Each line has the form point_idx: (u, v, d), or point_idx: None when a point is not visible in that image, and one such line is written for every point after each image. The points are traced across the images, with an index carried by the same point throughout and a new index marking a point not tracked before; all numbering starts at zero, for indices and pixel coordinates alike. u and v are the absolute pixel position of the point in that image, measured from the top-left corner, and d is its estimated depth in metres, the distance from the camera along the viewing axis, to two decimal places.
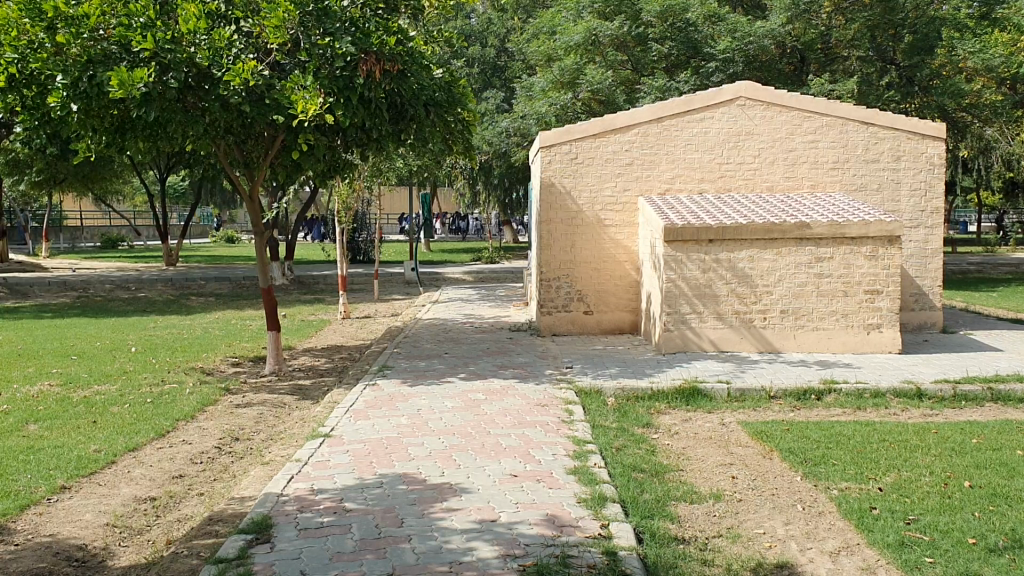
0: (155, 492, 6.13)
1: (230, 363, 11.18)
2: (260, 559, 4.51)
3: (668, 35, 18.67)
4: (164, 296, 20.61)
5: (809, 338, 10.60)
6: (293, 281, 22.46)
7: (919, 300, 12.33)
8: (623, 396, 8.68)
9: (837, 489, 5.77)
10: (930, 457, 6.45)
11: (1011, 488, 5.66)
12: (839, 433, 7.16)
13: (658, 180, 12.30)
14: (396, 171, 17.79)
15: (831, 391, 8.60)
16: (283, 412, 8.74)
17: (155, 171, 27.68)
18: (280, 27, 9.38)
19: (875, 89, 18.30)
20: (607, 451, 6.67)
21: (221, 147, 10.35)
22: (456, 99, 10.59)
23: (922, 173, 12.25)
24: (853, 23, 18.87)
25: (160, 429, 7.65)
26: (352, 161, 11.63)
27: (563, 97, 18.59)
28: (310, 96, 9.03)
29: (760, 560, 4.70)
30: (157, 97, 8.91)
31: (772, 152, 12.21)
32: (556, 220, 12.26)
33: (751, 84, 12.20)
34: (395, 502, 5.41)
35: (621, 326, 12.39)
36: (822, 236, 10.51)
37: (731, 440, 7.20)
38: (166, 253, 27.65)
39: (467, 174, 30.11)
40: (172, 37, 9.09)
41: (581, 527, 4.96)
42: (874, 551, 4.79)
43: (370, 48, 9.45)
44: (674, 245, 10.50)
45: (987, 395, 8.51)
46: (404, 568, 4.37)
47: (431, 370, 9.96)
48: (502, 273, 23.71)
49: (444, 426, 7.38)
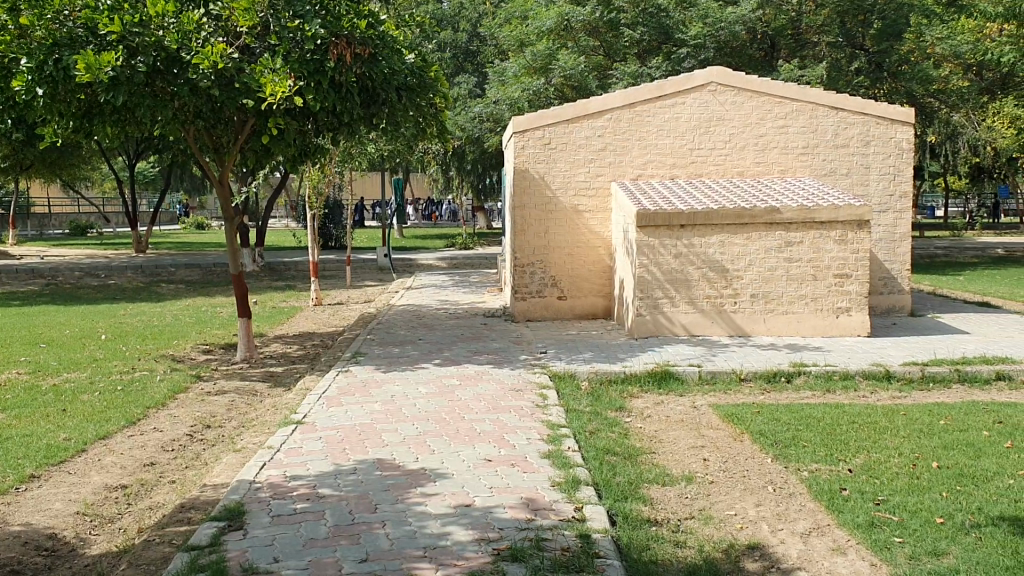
0: (126, 480, 6.08)
1: (202, 351, 11.10)
2: (232, 546, 4.48)
3: (640, 21, 18.66)
4: (134, 283, 20.38)
5: (779, 322, 10.69)
6: (264, 268, 22.30)
7: (887, 283, 12.52)
8: (597, 380, 8.71)
9: (807, 470, 5.84)
10: (899, 439, 6.52)
11: (978, 469, 5.74)
12: (809, 416, 7.23)
13: (629, 166, 12.32)
14: (369, 155, 17.69)
15: (801, 373, 8.68)
16: (254, 398, 8.67)
17: (125, 159, 27.24)
18: (249, 10, 9.31)
19: (844, 75, 18.45)
20: (581, 435, 6.70)
21: (190, 131, 10.20)
22: (430, 83, 10.48)
23: (891, 157, 12.36)
24: (823, 10, 18.80)
25: (131, 417, 7.59)
26: (324, 146, 11.54)
27: (535, 83, 18.56)
28: (279, 78, 8.90)
29: (733, 541, 4.76)
30: (125, 81, 8.78)
31: (743, 137, 12.27)
32: (529, 206, 12.24)
33: (723, 69, 12.23)
34: (369, 488, 5.38)
35: (595, 311, 12.46)
36: (791, 221, 10.58)
37: (702, 423, 7.25)
38: (136, 241, 27.26)
39: (440, 159, 29.89)
40: (140, 19, 8.97)
41: (556, 510, 4.98)
42: (844, 532, 4.84)
43: (340, 32, 9.40)
44: (646, 230, 10.53)
45: (955, 377, 8.63)
46: (379, 555, 4.36)
47: (403, 357, 9.92)
48: (476, 259, 23.70)
49: (418, 412, 7.35)
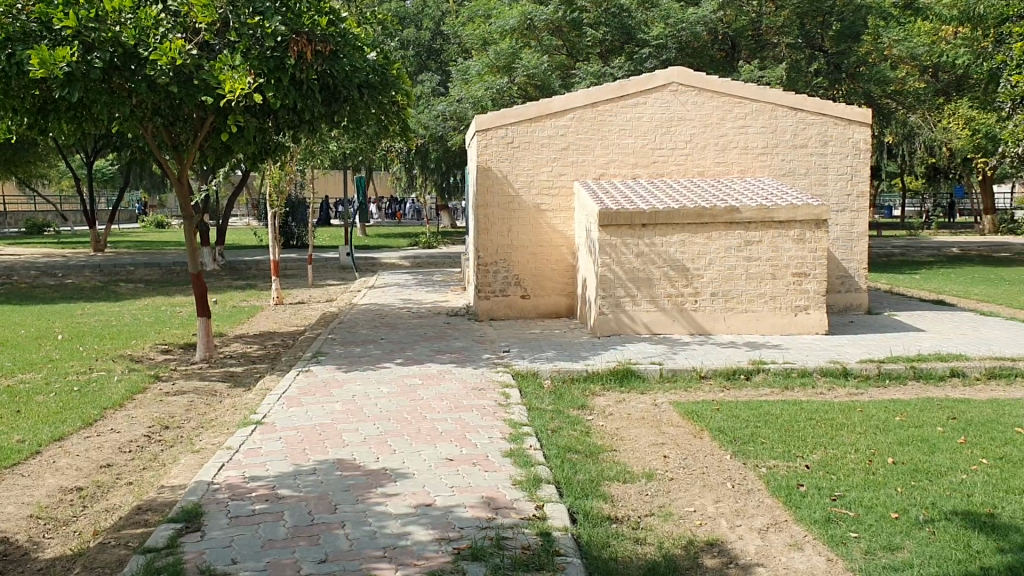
0: (82, 482, 5.99)
1: (161, 351, 10.96)
2: (190, 548, 4.43)
3: (602, 21, 18.72)
4: (92, 283, 20.07)
5: (739, 320, 10.80)
6: (224, 267, 22.08)
7: (844, 282, 12.70)
8: (560, 378, 8.74)
9: (766, 466, 5.90)
10: (855, 435, 6.61)
11: (932, 464, 5.85)
12: (768, 412, 7.31)
13: (592, 166, 12.36)
14: (331, 154, 17.58)
15: (760, 370, 8.77)
16: (214, 398, 8.59)
17: (82, 156, 26.79)
18: (208, 6, 9.19)
19: (804, 76, 18.67)
20: (543, 433, 6.72)
21: (148, 128, 10.07)
22: (392, 81, 10.42)
23: (848, 157, 12.53)
24: (782, 11, 19.02)
25: (88, 418, 7.47)
26: (285, 144, 11.44)
27: (499, 82, 18.57)
28: (239, 75, 8.81)
29: (692, 538, 4.80)
30: (80, 77, 8.65)
31: (704, 137, 12.37)
32: (492, 205, 12.24)
33: (683, 70, 12.31)
34: (329, 488, 5.36)
35: (558, 310, 12.49)
36: (751, 220, 10.69)
37: (663, 420, 7.31)
38: (94, 240, 26.84)
39: (403, 158, 29.80)
40: (96, 14, 8.82)
41: (517, 508, 4.99)
42: (801, 527, 4.91)
43: (301, 29, 9.33)
44: (609, 229, 10.57)
45: (910, 374, 8.78)
46: (338, 555, 4.34)
47: (365, 356, 9.88)
48: (439, 258, 23.65)
49: (379, 412, 7.33)
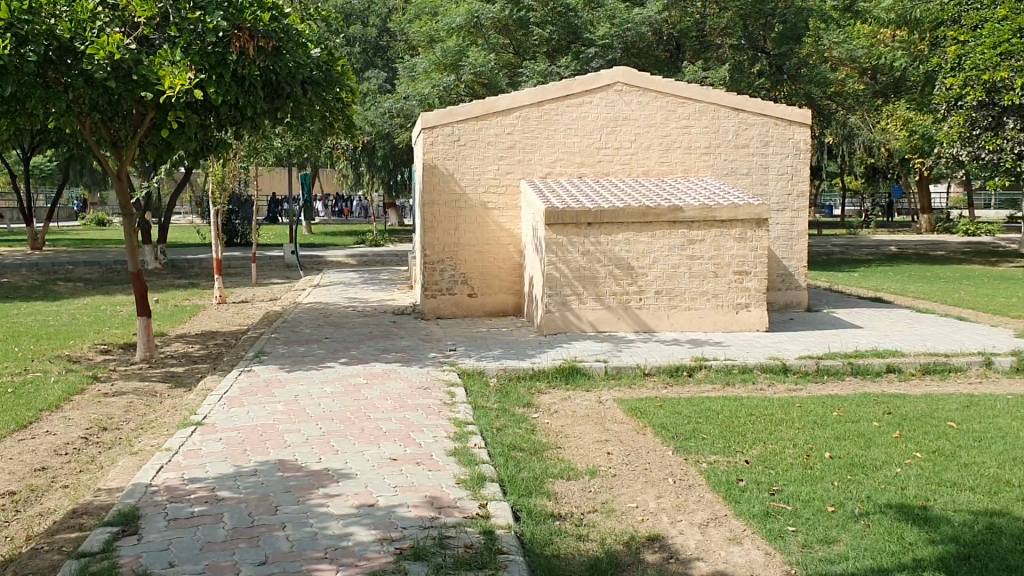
0: (15, 487, 5.85)
1: (99, 351, 10.74)
2: (126, 552, 4.35)
3: (548, 20, 18.78)
4: (28, 282, 19.58)
5: (682, 317, 10.92)
6: (166, 265, 21.70)
7: (785, 280, 12.91)
8: (505, 376, 8.74)
9: (706, 462, 5.98)
10: (793, 430, 6.73)
11: (867, 458, 5.97)
12: (710, 408, 7.41)
13: (538, 165, 12.40)
14: (275, 151, 17.38)
15: (703, 367, 8.88)
16: (154, 399, 8.45)
17: (18, 152, 26.11)
18: (147, 2, 8.96)
19: (747, 77, 18.93)
20: (487, 432, 6.72)
21: (85, 123, 9.85)
22: (336, 78, 10.33)
23: (789, 157, 12.74)
24: (726, 13, 19.26)
25: (22, 420, 7.30)
26: (228, 141, 11.28)
27: (445, 80, 18.53)
28: (179, 71, 8.65)
29: (633, 534, 4.84)
30: (13, 70, 8.43)
31: (648, 136, 12.49)
32: (439, 203, 12.20)
33: (628, 70, 12.41)
34: (270, 489, 5.30)
35: (504, 308, 12.51)
36: (694, 219, 10.82)
37: (607, 417, 7.36)
38: (30, 238, 26.18)
39: (349, 156, 29.57)
40: (29, 7, 8.53)
41: (460, 507, 4.99)
42: (740, 521, 4.98)
43: (243, 24, 9.21)
44: (554, 228, 10.61)
45: (848, 369, 8.96)
46: (279, 557, 4.30)
47: (309, 356, 9.79)
48: (386, 257, 23.53)
49: (322, 412, 7.27)
